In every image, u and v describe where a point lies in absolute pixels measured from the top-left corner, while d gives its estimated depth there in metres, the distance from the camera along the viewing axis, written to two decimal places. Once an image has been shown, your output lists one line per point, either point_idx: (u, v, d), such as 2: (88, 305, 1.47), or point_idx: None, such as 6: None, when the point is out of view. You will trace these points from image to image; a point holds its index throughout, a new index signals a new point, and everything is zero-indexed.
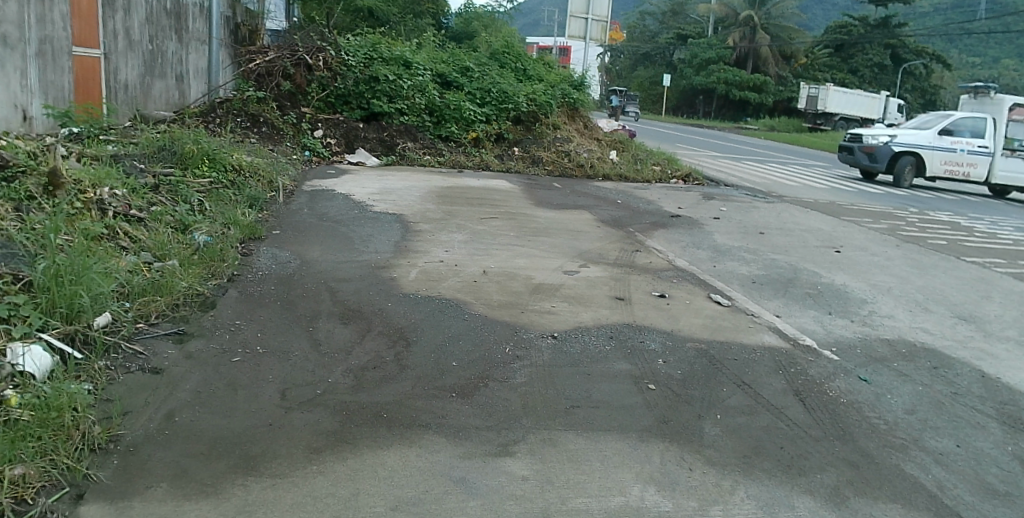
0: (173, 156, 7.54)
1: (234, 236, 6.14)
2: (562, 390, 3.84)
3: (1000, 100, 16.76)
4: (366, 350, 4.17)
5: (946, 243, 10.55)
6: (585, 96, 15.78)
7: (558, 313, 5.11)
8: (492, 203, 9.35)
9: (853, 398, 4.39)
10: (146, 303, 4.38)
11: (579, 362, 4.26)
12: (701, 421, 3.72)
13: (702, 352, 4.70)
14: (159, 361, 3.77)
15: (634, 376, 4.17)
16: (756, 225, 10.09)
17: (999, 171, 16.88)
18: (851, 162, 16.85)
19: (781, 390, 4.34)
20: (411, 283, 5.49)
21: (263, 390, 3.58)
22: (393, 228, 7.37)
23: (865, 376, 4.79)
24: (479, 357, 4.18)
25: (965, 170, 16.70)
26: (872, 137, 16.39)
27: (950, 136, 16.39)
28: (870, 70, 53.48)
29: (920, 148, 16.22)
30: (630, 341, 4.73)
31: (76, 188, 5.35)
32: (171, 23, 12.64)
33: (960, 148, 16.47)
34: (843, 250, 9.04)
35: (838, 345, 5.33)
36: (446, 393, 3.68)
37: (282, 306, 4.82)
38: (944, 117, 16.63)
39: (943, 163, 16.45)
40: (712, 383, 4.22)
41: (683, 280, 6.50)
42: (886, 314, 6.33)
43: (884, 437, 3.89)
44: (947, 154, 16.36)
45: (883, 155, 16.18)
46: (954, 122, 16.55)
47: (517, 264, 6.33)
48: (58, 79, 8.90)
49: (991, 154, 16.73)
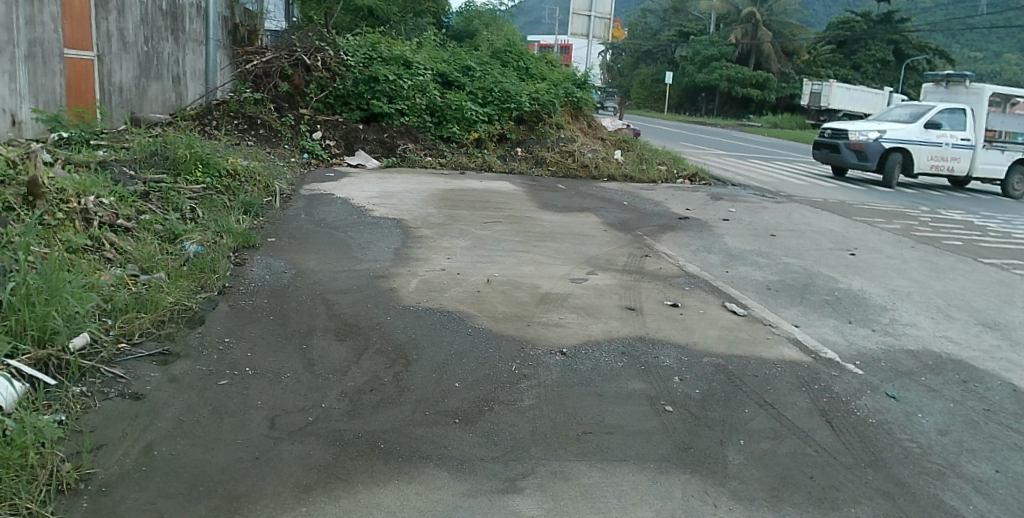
0: (165, 161, 7.29)
1: (226, 246, 5.89)
2: (573, 413, 3.57)
3: (980, 89, 16.13)
4: (362, 370, 3.89)
5: (962, 244, 10.25)
6: (588, 95, 15.50)
7: (567, 326, 4.84)
8: (495, 206, 9.09)
9: (882, 418, 4.12)
10: (130, 321, 4.12)
11: (591, 381, 3.99)
12: (724, 448, 3.45)
13: (720, 368, 4.43)
14: (140, 386, 3.51)
15: (650, 396, 3.90)
16: (766, 226, 9.82)
17: (981, 164, 16.29)
18: (837, 159, 15.60)
19: (806, 410, 4.07)
20: (411, 294, 5.22)
21: (251, 417, 3.31)
22: (394, 234, 7.11)
23: (893, 392, 4.51)
24: (484, 377, 3.91)
25: (949, 164, 15.89)
26: (861, 134, 15.12)
27: (936, 129, 15.48)
28: (873, 66, 53.18)
29: (909, 144, 15.18)
30: (644, 356, 4.45)
31: (59, 198, 5.10)
32: (166, 24, 12.39)
33: (945, 142, 15.58)
34: (858, 252, 8.75)
35: (862, 358, 5.05)
36: (448, 419, 3.41)
37: (275, 321, 4.56)
38: (927, 108, 15.63)
39: (930, 159, 15.50)
40: (733, 404, 3.96)
41: (696, 287, 6.22)
42: (909, 322, 6.05)
43: (919, 463, 3.62)
44: (934, 148, 15.43)
45: (874, 153, 15.00)
46: (937, 113, 15.58)
47: (523, 272, 6.06)
48: (49, 82, 8.66)
49: (973, 146, 16.00)
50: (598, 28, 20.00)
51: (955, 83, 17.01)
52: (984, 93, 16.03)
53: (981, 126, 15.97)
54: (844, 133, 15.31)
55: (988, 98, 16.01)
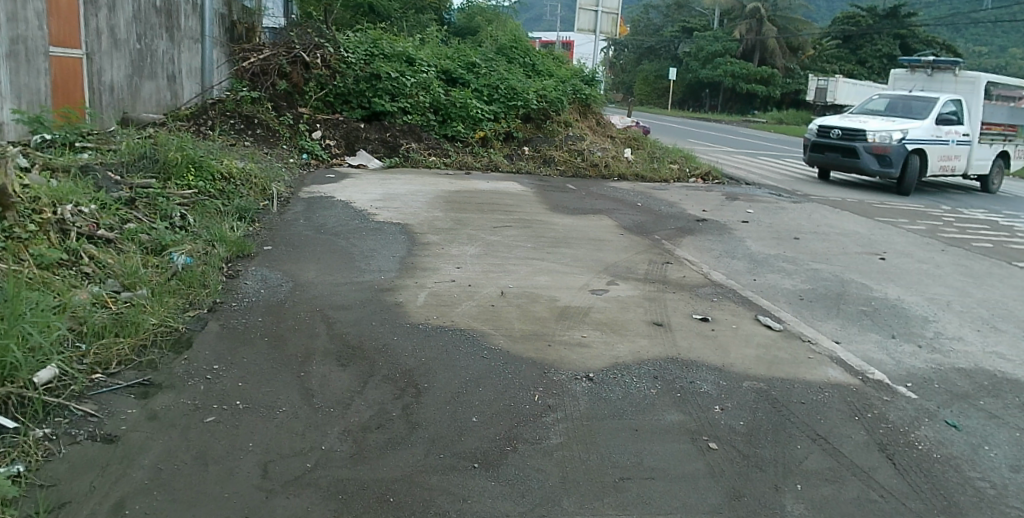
0: (154, 164, 6.90)
1: (219, 257, 5.48)
2: (607, 455, 3.14)
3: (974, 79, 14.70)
4: (367, 403, 3.45)
5: (992, 245, 9.79)
6: (597, 92, 15.04)
7: (591, 346, 4.40)
8: (505, 208, 8.65)
9: (948, 453, 3.67)
10: (108, 347, 3.73)
11: (623, 413, 3.55)
12: (780, 495, 3.02)
13: (763, 395, 4.00)
14: (115, 425, 3.09)
15: (690, 430, 3.46)
16: (788, 229, 9.38)
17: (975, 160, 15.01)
18: (851, 164, 13.84)
19: (863, 444, 3.63)
20: (420, 310, 4.78)
21: (241, 463, 2.88)
22: (399, 241, 6.67)
23: (953, 420, 4.07)
24: (504, 409, 3.47)
25: (951, 163, 14.59)
26: (881, 135, 13.42)
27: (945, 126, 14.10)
28: (879, 61, 52.65)
29: (925, 145, 13.71)
30: (679, 381, 4.01)
31: (31, 208, 4.71)
32: (160, 22, 11.99)
33: (952, 139, 14.26)
34: (888, 256, 8.30)
35: (913, 380, 4.61)
36: (466, 464, 2.97)
37: (270, 344, 4.12)
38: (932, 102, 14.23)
39: (939, 160, 14.14)
40: (783, 438, 3.52)
41: (725, 298, 5.78)
42: (955, 336, 5.60)
43: (999, 509, 3.17)
44: (942, 147, 14.10)
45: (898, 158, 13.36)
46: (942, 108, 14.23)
47: (539, 283, 5.62)
48: (33, 82, 8.25)
49: (968, 142, 14.83)
50: (605, 23, 19.52)
51: (941, 69, 15.46)
52: (979, 83, 14.63)
53: (976, 119, 14.60)
54: (860, 135, 13.50)
55: (983, 89, 14.65)
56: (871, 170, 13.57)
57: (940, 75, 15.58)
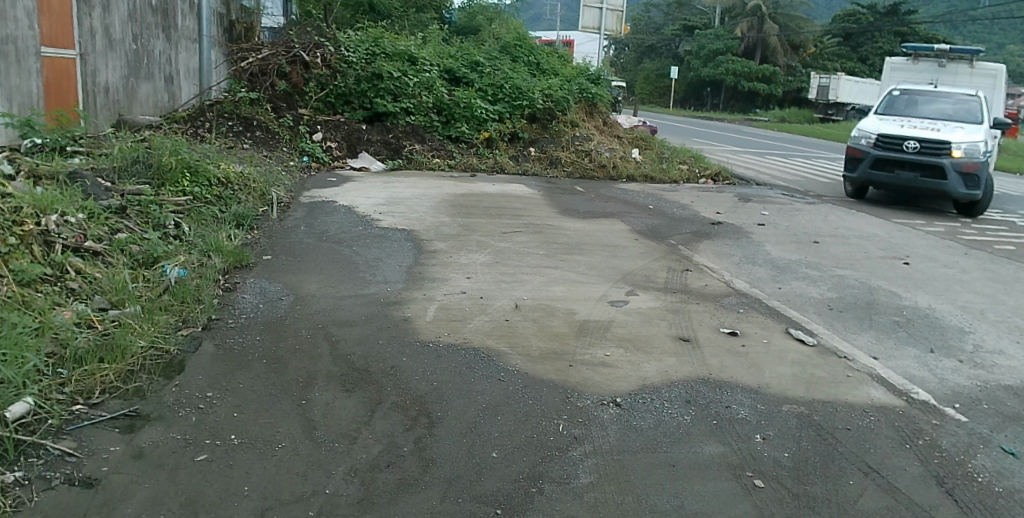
0: (148, 168, 6.57)
1: (215, 268, 5.18)
2: (643, 496, 2.82)
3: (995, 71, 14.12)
4: (375, 436, 3.13)
5: (1017, 248, 9.46)
6: (603, 91, 14.71)
7: (617, 366, 4.07)
8: (513, 213, 8.32)
9: (1011, 486, 3.33)
10: (92, 374, 3.41)
11: (657, 445, 3.23)
12: None
13: (805, 421, 3.69)
14: (96, 466, 2.77)
15: (730, 464, 3.15)
16: (806, 231, 9.06)
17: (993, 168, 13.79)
18: (936, 185, 10.20)
19: (918, 476, 3.30)
20: (430, 326, 4.46)
21: (235, 512, 2.55)
22: (405, 248, 6.35)
23: (1010, 446, 3.73)
24: (527, 442, 3.15)
25: None
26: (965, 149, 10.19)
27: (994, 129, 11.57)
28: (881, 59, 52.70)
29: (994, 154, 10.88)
30: (714, 406, 3.69)
31: (13, 219, 4.37)
32: (157, 21, 11.67)
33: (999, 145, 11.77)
34: (912, 261, 7.98)
35: (960, 400, 4.28)
36: (488, 510, 2.65)
37: (269, 367, 3.80)
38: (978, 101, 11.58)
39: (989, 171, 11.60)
40: (832, 472, 3.21)
41: (751, 311, 5.46)
42: (995, 349, 5.27)
43: None
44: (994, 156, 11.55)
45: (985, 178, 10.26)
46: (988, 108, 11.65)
47: (556, 295, 5.29)
48: (24, 83, 7.94)
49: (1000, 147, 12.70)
50: (610, 20, 19.17)
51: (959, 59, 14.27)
52: (1002, 76, 14.08)
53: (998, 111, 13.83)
54: (946, 149, 10.05)
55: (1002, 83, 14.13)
56: (956, 191, 10.24)
57: (951, 67, 14.36)
